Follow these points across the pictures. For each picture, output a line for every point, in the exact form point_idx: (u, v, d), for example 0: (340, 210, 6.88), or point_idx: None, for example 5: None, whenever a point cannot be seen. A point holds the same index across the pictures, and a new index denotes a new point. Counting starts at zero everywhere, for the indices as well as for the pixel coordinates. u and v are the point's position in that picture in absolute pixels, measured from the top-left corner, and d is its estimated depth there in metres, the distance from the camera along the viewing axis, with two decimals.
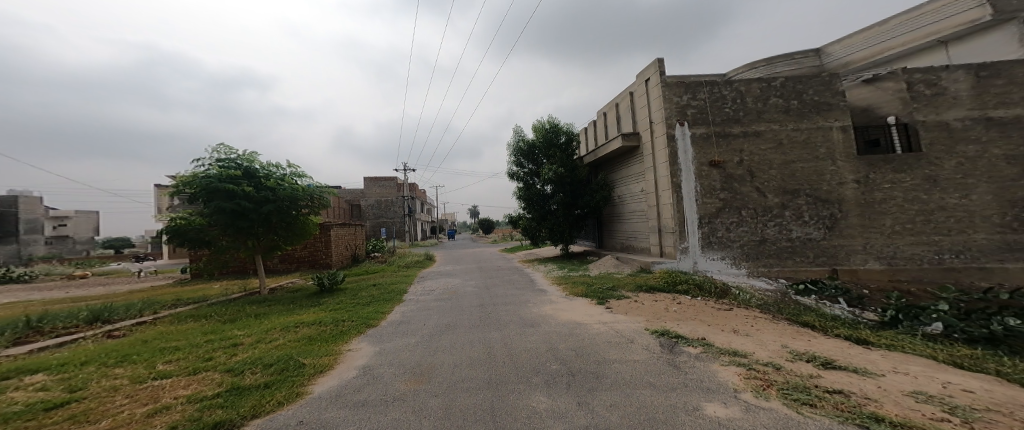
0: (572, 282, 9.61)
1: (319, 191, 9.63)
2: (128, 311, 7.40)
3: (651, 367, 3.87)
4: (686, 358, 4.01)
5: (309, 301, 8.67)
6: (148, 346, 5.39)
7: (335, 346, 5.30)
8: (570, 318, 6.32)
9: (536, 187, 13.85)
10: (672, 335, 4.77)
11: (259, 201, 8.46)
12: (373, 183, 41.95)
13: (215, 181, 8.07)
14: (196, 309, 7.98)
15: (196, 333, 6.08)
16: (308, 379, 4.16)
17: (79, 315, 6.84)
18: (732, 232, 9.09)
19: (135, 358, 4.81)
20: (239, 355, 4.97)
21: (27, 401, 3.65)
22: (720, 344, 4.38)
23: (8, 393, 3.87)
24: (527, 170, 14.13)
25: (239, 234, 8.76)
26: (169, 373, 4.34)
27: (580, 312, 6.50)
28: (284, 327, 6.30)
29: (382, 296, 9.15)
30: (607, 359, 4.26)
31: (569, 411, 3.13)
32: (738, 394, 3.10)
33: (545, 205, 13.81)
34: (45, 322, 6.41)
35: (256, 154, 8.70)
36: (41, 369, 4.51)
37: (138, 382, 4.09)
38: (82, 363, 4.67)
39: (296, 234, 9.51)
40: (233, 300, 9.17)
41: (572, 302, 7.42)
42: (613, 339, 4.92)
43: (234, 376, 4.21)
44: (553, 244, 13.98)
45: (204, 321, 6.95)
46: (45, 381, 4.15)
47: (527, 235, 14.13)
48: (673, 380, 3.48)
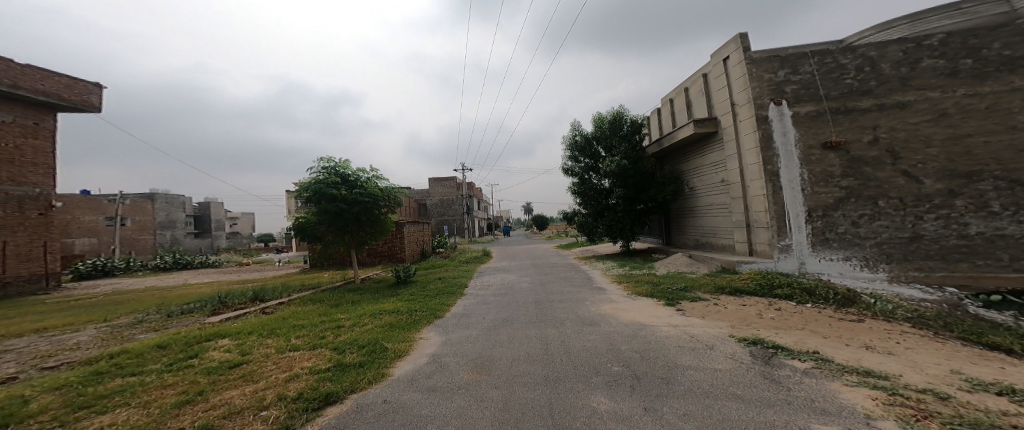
0: (634, 281, 9.15)
1: (395, 192, 10.18)
2: (279, 293, 8.81)
3: (739, 378, 3.47)
4: (789, 372, 3.53)
5: (389, 291, 9.20)
6: (287, 322, 6.11)
7: (410, 334, 5.50)
8: (633, 318, 6.01)
9: (591, 182, 13.54)
10: (768, 345, 4.27)
11: (352, 204, 9.23)
12: (436, 183, 44.43)
13: (321, 187, 8.91)
14: (315, 293, 8.93)
15: (315, 314, 6.71)
16: (390, 362, 4.34)
17: (246, 295, 8.29)
18: (863, 227, 7.87)
19: (277, 331, 5.51)
20: (342, 335, 5.35)
21: (218, 360, 4.48)
22: (840, 361, 3.80)
23: (209, 352, 4.80)
24: (583, 165, 13.85)
25: (337, 233, 9.68)
26: (298, 347, 4.85)
27: (646, 313, 6.15)
28: (373, 313, 6.71)
29: (446, 289, 9.44)
30: (679, 365, 3.94)
31: (635, 416, 2.91)
32: (871, 421, 2.65)
33: (602, 200, 13.41)
34: (229, 298, 7.97)
35: (349, 161, 9.44)
36: (225, 335, 5.47)
37: (279, 352, 4.66)
38: (249, 333, 5.56)
39: (378, 232, 10.17)
40: (337, 287, 10.02)
41: (635, 302, 7.06)
42: (685, 344, 4.53)
43: (339, 353, 4.55)
44: (612, 242, 13.45)
45: (318, 304, 7.68)
46: (229, 345, 5.03)
47: (583, 231, 13.87)
48: (773, 396, 3.08)
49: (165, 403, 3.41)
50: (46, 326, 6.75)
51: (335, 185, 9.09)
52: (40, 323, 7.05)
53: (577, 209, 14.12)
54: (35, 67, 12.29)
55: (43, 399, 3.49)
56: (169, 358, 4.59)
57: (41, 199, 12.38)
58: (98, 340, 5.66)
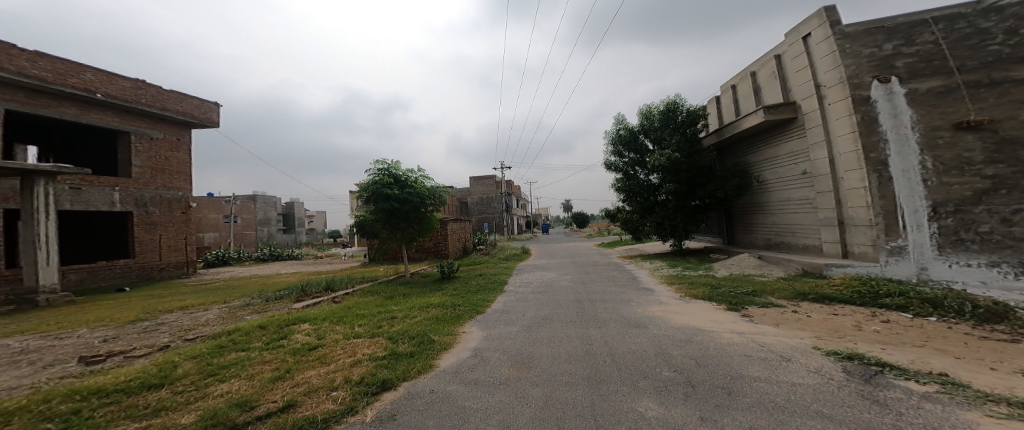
0: (688, 282, 8.62)
1: (441, 190, 10.42)
2: (347, 282, 10.12)
3: (826, 395, 3.08)
4: (900, 395, 3.03)
5: (434, 286, 9.45)
6: (351, 311, 6.96)
7: (454, 328, 5.75)
8: (688, 323, 5.62)
9: (637, 177, 13.08)
10: (867, 361, 3.71)
11: (403, 203, 9.60)
12: (477, 181, 45.06)
13: (377, 187, 9.36)
14: (373, 284, 9.87)
15: (372, 304, 7.35)
16: (435, 353, 4.74)
17: (320, 284, 9.71)
18: (1016, 225, 6.54)
19: (344, 320, 6.31)
20: (394, 326, 5.86)
21: (301, 342, 5.35)
22: (976, 387, 3.19)
23: (294, 334, 5.72)
24: (627, 160, 13.39)
25: (390, 231, 10.14)
26: (360, 335, 5.55)
27: (703, 318, 5.72)
28: (421, 306, 7.02)
29: (488, 285, 9.48)
30: (747, 376, 3.61)
31: (685, 425, 2.79)
32: None
33: (651, 196, 12.84)
34: (311, 287, 9.38)
35: (400, 162, 9.78)
36: (303, 321, 6.44)
37: (344, 339, 5.37)
38: (324, 319, 6.47)
39: (427, 230, 10.49)
40: (393, 280, 10.57)
41: (689, 306, 6.60)
42: (753, 354, 4.14)
43: (392, 343, 5.09)
44: (660, 240, 12.90)
45: (376, 295, 8.29)
46: (308, 329, 5.94)
47: (628, 229, 13.54)
48: (877, 420, 2.68)
49: (256, 381, 4.16)
50: (189, 304, 8.85)
51: (388, 185, 9.50)
52: (184, 303, 9.06)
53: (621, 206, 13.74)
54: (178, 94, 15.22)
55: (180, 367, 4.52)
56: (267, 337, 5.59)
57: (182, 201, 15.20)
58: (219, 319, 7.06)
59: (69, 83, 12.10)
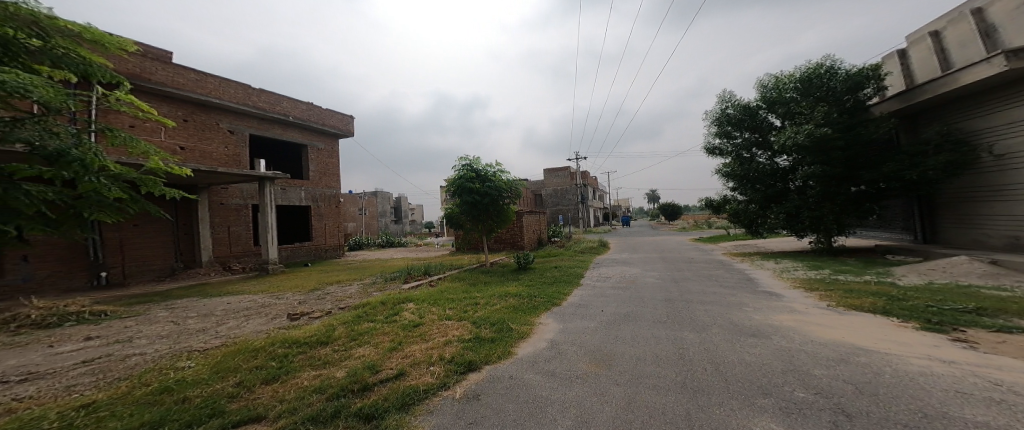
0: (841, 289, 7.05)
1: (516, 184, 11.36)
2: (440, 268, 12.03)
3: None
4: None
5: (512, 275, 10.52)
6: (445, 296, 8.45)
7: (531, 318, 6.40)
8: (847, 339, 4.53)
9: (761, 160, 11.88)
10: None
11: (485, 196, 10.62)
12: (552, 174, 45.14)
13: (462, 182, 10.45)
14: (461, 271, 11.65)
15: (461, 291, 8.70)
16: (514, 342, 5.31)
17: (418, 269, 11.78)
18: None
19: (438, 303, 7.70)
20: (476, 312, 6.93)
21: (408, 320, 6.67)
22: None
23: (406, 313, 7.13)
24: (744, 141, 12.27)
25: (473, 222, 11.29)
26: (451, 317, 6.68)
27: (875, 336, 4.51)
28: (501, 295, 8.13)
29: (563, 277, 9.95)
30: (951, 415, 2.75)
31: None
32: None
33: (781, 182, 11.63)
34: (416, 271, 11.57)
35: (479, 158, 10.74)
36: (409, 301, 8.00)
37: (439, 320, 6.54)
38: (425, 300, 8.01)
39: (504, 221, 11.49)
40: (476, 268, 12.30)
41: (835, 317, 5.46)
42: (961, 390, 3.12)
43: (476, 329, 5.89)
44: (792, 234, 11.39)
45: (461, 281, 10.00)
46: (417, 309, 7.33)
47: (742, 220, 12.49)
48: None
49: (378, 349, 5.24)
50: (340, 278, 12.12)
51: (471, 180, 10.55)
52: (338, 277, 12.61)
53: (735, 197, 12.69)
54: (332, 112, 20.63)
55: (335, 331, 6.14)
56: (386, 313, 7.12)
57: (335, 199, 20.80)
58: (358, 293, 9.36)
59: (275, 110, 17.67)
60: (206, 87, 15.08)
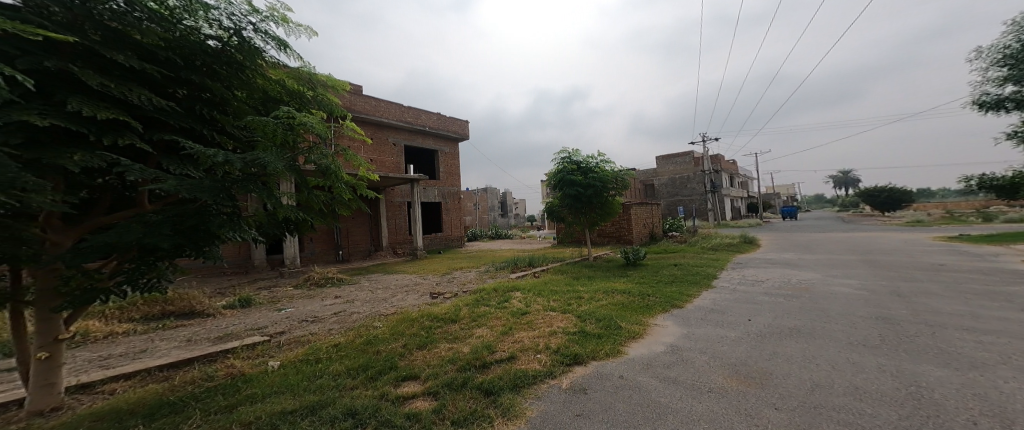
0: None
1: (620, 176, 12.70)
2: (540, 261, 14.13)
3: None
4: None
5: (619, 272, 11.32)
6: (549, 287, 9.66)
7: (644, 318, 6.43)
8: None
9: None
10: None
11: (587, 186, 12.20)
12: (666, 162, 42.12)
13: (563, 174, 12.33)
14: (562, 265, 13.28)
15: (559, 284, 9.87)
16: (624, 342, 5.35)
17: (522, 260, 14.23)
18: None
19: (542, 294, 8.88)
20: (582, 306, 7.49)
21: (515, 307, 7.94)
22: None
23: (513, 300, 8.51)
24: None
25: (576, 213, 12.88)
26: (554, 308, 7.55)
27: None
28: (605, 291, 8.64)
29: (683, 277, 10.14)
30: None
31: None
32: None
33: None
34: (517, 263, 13.93)
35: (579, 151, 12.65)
36: (516, 289, 9.73)
37: (543, 310, 7.46)
38: (529, 291, 9.37)
39: (607, 212, 12.91)
40: (578, 262, 13.92)
41: None
42: None
43: (581, 321, 6.33)
44: None
45: (562, 274, 11.40)
46: (520, 298, 8.73)
47: None
48: None
49: (492, 332, 6.36)
50: (456, 268, 14.99)
51: (572, 172, 12.34)
52: (459, 264, 15.97)
53: None
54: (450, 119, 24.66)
55: (460, 311, 7.74)
56: (497, 300, 8.58)
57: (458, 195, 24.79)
58: (476, 279, 12.07)
59: (409, 123, 21.83)
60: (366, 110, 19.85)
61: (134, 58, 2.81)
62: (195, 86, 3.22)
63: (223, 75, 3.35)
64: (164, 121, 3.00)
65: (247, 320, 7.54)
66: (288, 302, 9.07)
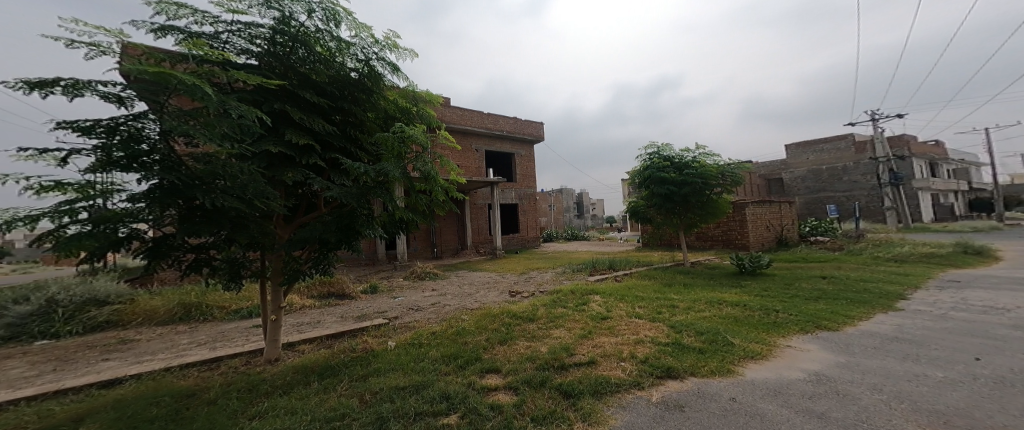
0: None
1: (729, 170, 11.81)
2: (626, 264, 13.88)
3: None
4: None
5: (729, 280, 10.31)
6: (632, 292, 9.53)
7: (770, 337, 5.59)
8: None
9: None
10: None
11: (681, 183, 11.70)
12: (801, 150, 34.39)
13: (652, 172, 12.10)
14: (650, 269, 12.95)
15: (651, 290, 9.65)
16: (739, 361, 4.83)
17: (605, 262, 14.01)
18: None
19: (625, 298, 8.75)
20: (678, 315, 7.22)
21: (597, 311, 7.83)
22: None
23: (593, 304, 8.47)
24: None
25: (667, 213, 12.54)
26: (640, 316, 7.40)
27: None
28: (711, 301, 8.10)
29: (837, 294, 8.18)
30: None
31: None
32: None
33: None
34: (610, 263, 13.87)
35: (666, 145, 12.21)
36: (597, 293, 9.50)
37: (629, 316, 7.39)
38: (610, 295, 9.18)
39: (710, 211, 12.29)
40: (672, 267, 13.33)
41: None
42: None
43: (678, 333, 6.07)
44: None
45: (654, 279, 11.11)
46: (600, 301, 8.61)
47: None
48: None
49: (570, 334, 6.50)
50: (531, 268, 15.35)
51: (664, 169, 12.08)
52: (535, 264, 16.49)
53: None
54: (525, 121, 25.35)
55: (538, 311, 8.06)
56: (575, 301, 8.64)
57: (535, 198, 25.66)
58: (552, 279, 12.23)
59: (487, 127, 23.21)
60: (477, 122, 22.86)
61: (312, 95, 4.73)
62: (344, 111, 5.04)
63: (361, 101, 5.17)
64: (330, 142, 4.86)
65: (374, 305, 9.60)
66: (399, 292, 11.11)
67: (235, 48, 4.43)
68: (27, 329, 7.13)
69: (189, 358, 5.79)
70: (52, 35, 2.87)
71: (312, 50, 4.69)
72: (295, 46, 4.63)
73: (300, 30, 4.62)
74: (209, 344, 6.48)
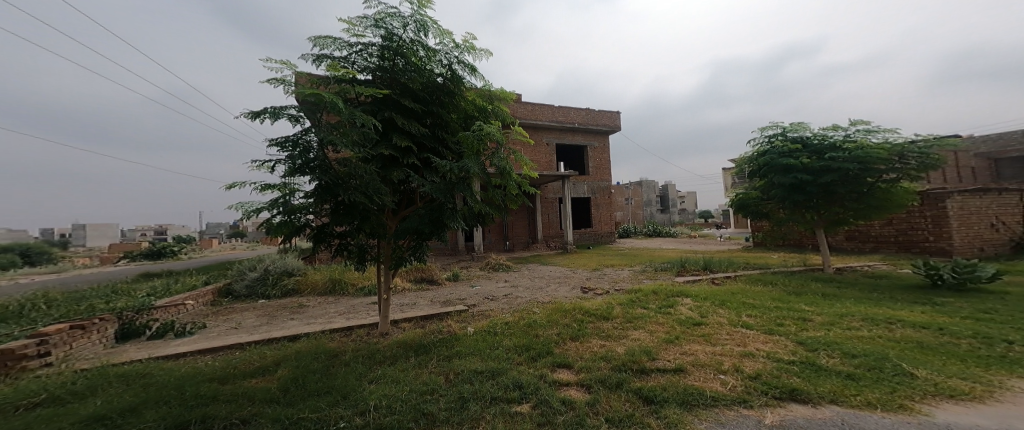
0: None
1: (907, 151, 8.71)
2: (721, 266, 12.24)
3: None
4: None
5: (911, 296, 7.97)
6: (732, 298, 8.24)
7: (961, 367, 4.14)
8: None
9: None
10: None
11: (817, 172, 9.11)
12: None
13: (774, 158, 9.59)
14: (762, 274, 11.01)
15: (766, 298, 8.29)
16: (918, 396, 3.47)
17: (699, 263, 12.60)
18: None
19: (725, 305, 7.56)
20: (808, 331, 5.87)
21: (686, 316, 6.95)
22: None
23: (682, 307, 7.58)
24: None
25: (796, 207, 9.96)
26: (747, 325, 6.26)
27: None
28: (861, 318, 6.38)
29: None
30: None
31: None
32: None
33: None
34: (700, 265, 12.41)
35: (802, 125, 9.77)
36: (688, 296, 8.44)
37: (732, 325, 6.33)
38: (703, 299, 8.15)
39: (867, 205, 9.31)
40: (794, 273, 11.15)
41: None
42: None
43: (807, 351, 4.89)
44: None
45: (771, 287, 9.42)
46: (693, 305, 7.68)
47: None
48: None
49: (652, 337, 5.82)
50: (613, 265, 14.24)
51: (793, 153, 9.48)
52: (614, 261, 15.13)
53: None
54: (602, 112, 23.65)
55: (615, 309, 7.43)
56: (659, 304, 7.80)
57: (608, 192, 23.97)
58: (631, 278, 11.28)
59: (561, 122, 22.37)
60: (552, 116, 22.31)
61: (410, 102, 4.94)
62: (435, 115, 5.17)
63: (449, 105, 5.28)
64: (424, 144, 5.08)
65: (454, 292, 10.04)
66: (478, 281, 11.53)
67: (354, 64, 4.81)
68: (256, 291, 9.50)
69: (336, 324, 6.72)
70: (271, 71, 3.79)
71: (410, 60, 4.86)
72: (398, 59, 4.86)
73: (402, 42, 4.84)
74: (342, 315, 7.44)
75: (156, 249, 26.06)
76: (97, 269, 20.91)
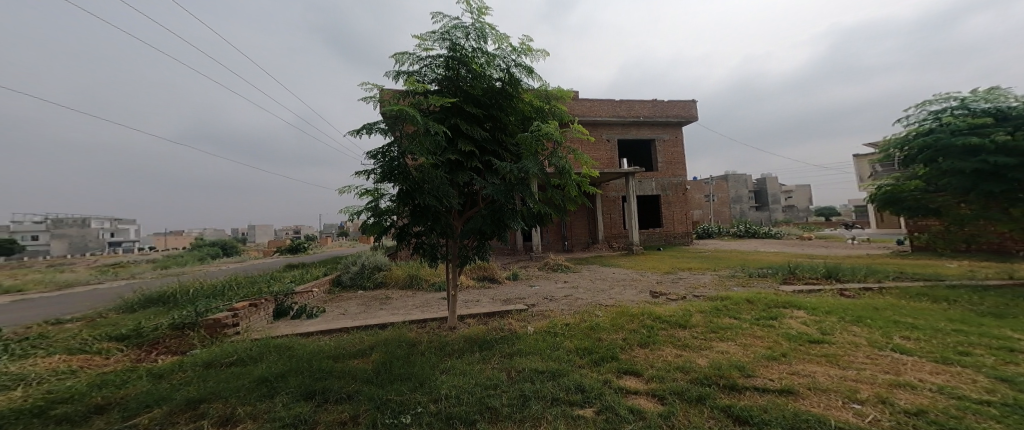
0: None
1: None
2: (856, 275, 8.01)
3: None
4: None
5: None
6: (879, 314, 5.07)
7: None
8: None
9: None
10: None
11: None
12: None
13: (949, 134, 5.78)
14: (932, 287, 6.90)
15: (938, 317, 5.02)
16: None
17: (818, 269, 8.35)
18: None
19: (865, 322, 4.69)
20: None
21: (798, 330, 4.51)
22: None
23: (787, 319, 4.94)
24: None
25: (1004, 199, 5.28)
26: (905, 349, 3.80)
27: None
28: None
29: None
30: None
31: None
32: None
33: None
34: (800, 271, 8.48)
35: (998, 92, 6.02)
36: (799, 307, 5.49)
37: (875, 347, 3.89)
38: (832, 313, 5.13)
39: None
40: (987, 285, 6.92)
41: None
42: None
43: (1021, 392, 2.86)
44: None
45: (947, 305, 5.79)
46: (805, 318, 4.95)
47: None
48: None
49: (748, 352, 3.85)
50: (694, 267, 10.78)
51: (981, 128, 5.69)
52: (693, 264, 11.43)
53: None
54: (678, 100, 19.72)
55: (695, 317, 5.16)
56: (756, 314, 5.22)
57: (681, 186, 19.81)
58: (715, 283, 8.14)
59: (628, 115, 19.14)
60: (619, 109, 19.11)
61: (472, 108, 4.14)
62: (496, 120, 4.35)
63: (509, 109, 4.35)
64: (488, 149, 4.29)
65: (516, 291, 8.61)
66: (537, 280, 9.88)
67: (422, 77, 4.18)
68: (357, 282, 10.00)
69: (416, 315, 6.28)
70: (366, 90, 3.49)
71: (472, 67, 4.09)
72: (462, 68, 4.14)
73: (465, 50, 4.12)
74: (418, 308, 7.14)
75: (295, 243, 30.32)
76: (264, 260, 25.59)
